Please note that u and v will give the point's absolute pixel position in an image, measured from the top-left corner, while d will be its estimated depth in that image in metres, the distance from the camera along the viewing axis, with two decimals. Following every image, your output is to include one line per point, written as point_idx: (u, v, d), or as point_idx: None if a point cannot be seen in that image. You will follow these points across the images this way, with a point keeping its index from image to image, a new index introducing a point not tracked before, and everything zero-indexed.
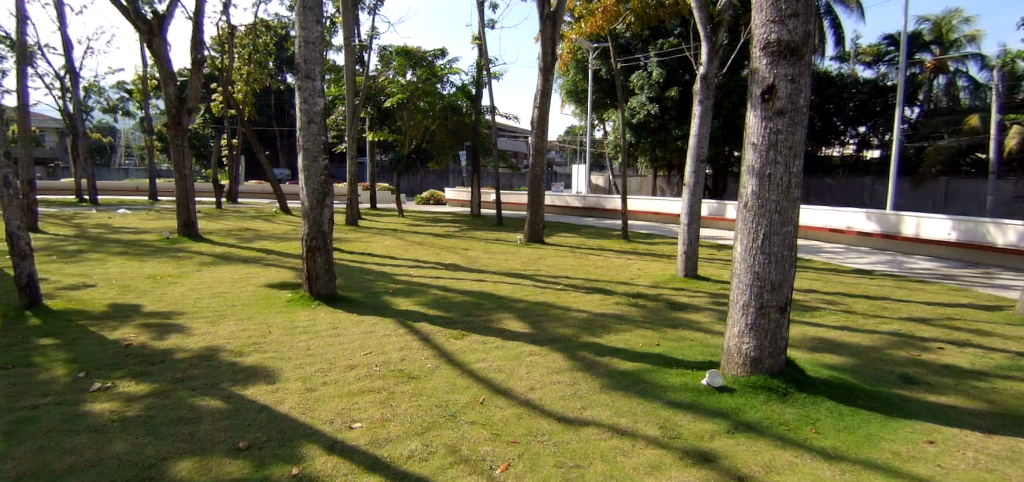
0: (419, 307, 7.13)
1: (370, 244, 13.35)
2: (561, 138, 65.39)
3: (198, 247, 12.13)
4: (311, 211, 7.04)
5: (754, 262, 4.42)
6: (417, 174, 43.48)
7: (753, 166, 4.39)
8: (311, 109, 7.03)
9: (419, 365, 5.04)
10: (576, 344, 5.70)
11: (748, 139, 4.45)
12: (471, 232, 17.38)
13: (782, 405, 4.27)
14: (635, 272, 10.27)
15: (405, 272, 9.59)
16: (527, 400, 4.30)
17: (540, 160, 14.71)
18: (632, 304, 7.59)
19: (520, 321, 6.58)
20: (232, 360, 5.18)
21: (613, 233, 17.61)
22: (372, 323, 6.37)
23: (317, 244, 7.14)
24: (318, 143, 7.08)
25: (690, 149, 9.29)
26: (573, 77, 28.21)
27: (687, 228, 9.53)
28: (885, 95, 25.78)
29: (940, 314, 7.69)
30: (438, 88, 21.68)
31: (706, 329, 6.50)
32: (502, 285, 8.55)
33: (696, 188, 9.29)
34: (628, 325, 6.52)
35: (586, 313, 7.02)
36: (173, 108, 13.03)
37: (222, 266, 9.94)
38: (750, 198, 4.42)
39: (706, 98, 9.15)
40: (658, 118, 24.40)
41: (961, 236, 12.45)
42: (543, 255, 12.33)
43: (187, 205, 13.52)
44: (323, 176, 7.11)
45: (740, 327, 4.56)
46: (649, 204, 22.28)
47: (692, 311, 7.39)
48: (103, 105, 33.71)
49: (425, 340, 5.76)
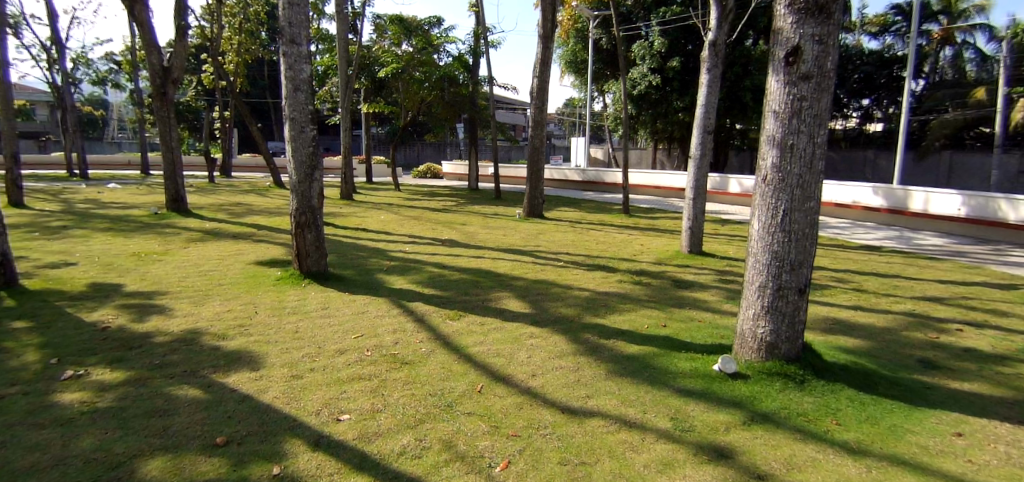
0: (414, 286, 6.82)
1: (364, 218, 12.99)
2: (560, 111, 64.52)
3: (187, 223, 11.77)
4: (299, 184, 6.68)
5: (772, 240, 4.11)
6: (414, 147, 42.86)
7: (774, 136, 4.03)
8: (297, 76, 6.60)
9: (413, 349, 4.76)
10: (578, 325, 5.42)
11: (768, 107, 4.08)
12: (468, 206, 17.02)
13: (799, 394, 4.02)
14: (637, 248, 9.96)
15: (401, 248, 9.26)
16: (528, 389, 4.02)
17: (540, 132, 14.28)
18: (636, 282, 7.30)
19: (519, 300, 6.30)
20: (215, 344, 4.89)
21: (613, 208, 17.27)
22: (364, 303, 6.07)
23: (306, 220, 6.79)
24: (306, 112, 6.67)
25: (696, 120, 8.88)
26: (572, 47, 27.44)
27: (692, 203, 9.19)
28: (890, 67, 25.19)
29: (954, 293, 7.43)
30: (434, 58, 21.06)
31: (714, 309, 6.23)
32: (500, 262, 8.24)
33: (702, 161, 8.92)
34: (632, 305, 6.24)
35: (588, 292, 6.73)
36: (158, 78, 12.52)
37: (211, 243, 9.59)
38: (769, 172, 4.08)
39: (715, 66, 8.68)
40: (659, 90, 23.81)
41: (971, 212, 12.15)
42: (542, 230, 12.02)
43: (175, 178, 13.05)
44: (311, 147, 6.73)
45: (756, 309, 4.26)
46: (650, 178, 21.85)
47: (698, 289, 7.10)
48: (92, 77, 32.84)
49: (420, 321, 5.47)
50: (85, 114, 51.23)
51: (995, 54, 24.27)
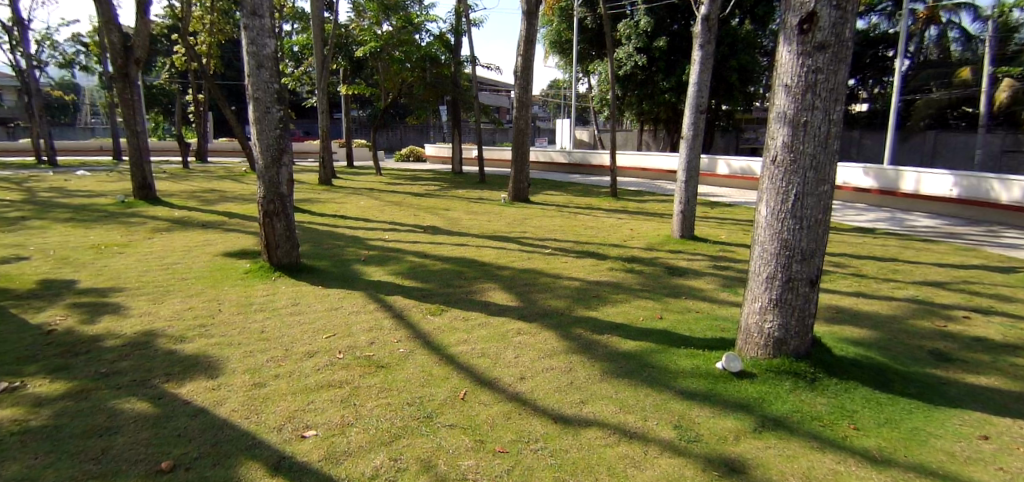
0: (393, 277, 6.39)
1: (343, 205, 12.44)
2: (545, 93, 63.78)
3: (154, 211, 11.13)
4: (267, 170, 6.18)
5: (782, 227, 3.75)
6: (397, 130, 41.97)
7: (784, 113, 3.65)
8: (260, 51, 6.05)
9: (390, 350, 4.35)
10: (570, 319, 5.05)
11: (778, 80, 3.69)
12: (452, 190, 16.51)
13: (811, 395, 3.71)
14: (627, 233, 9.59)
15: (380, 236, 8.79)
16: (516, 395, 3.64)
17: (524, 114, 13.79)
18: (628, 270, 6.94)
19: (506, 292, 5.90)
20: (171, 349, 4.43)
21: (601, 191, 16.89)
22: (338, 298, 5.62)
23: (275, 209, 6.29)
24: (271, 91, 6.15)
25: (688, 99, 8.49)
26: (557, 26, 26.78)
27: (684, 186, 8.83)
28: (875, 47, 24.93)
29: (955, 278, 7.20)
30: (414, 37, 20.28)
31: (711, 298, 5.91)
32: (485, 250, 7.83)
33: (695, 141, 8.54)
34: (625, 295, 5.88)
35: (578, 281, 6.35)
36: (119, 58, 11.74)
37: (178, 233, 9.02)
38: (779, 152, 3.71)
39: (708, 42, 8.27)
40: (645, 70, 23.36)
41: (962, 193, 12.00)
42: (528, 215, 11.60)
43: (142, 164, 12.35)
44: (279, 130, 6.24)
45: (763, 303, 3.92)
46: (637, 160, 21.47)
47: (693, 277, 6.77)
48: (58, 59, 31.44)
49: (398, 318, 5.06)
50: (52, 97, 49.29)
51: (980, 34, 24.32)
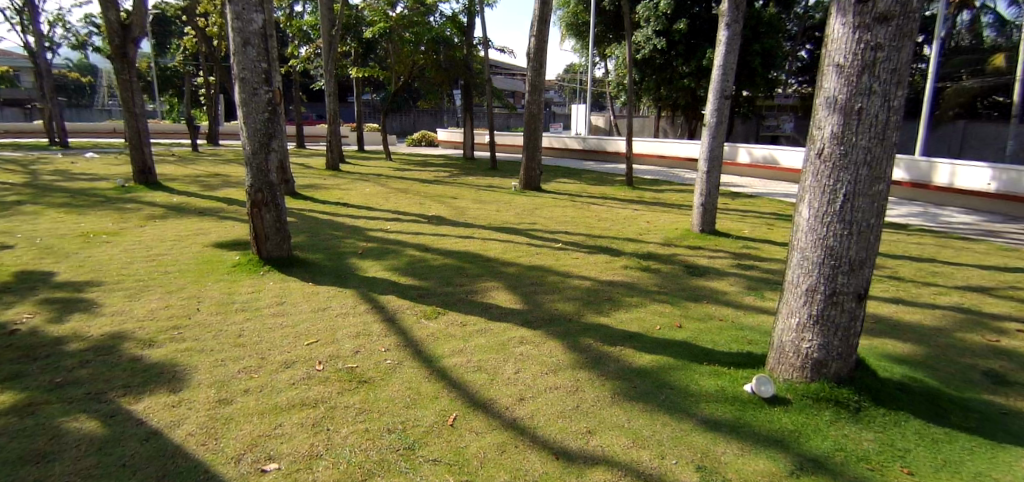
0: (390, 273, 5.92)
1: (347, 191, 12.00)
2: (561, 77, 62.62)
3: (153, 197, 10.79)
4: (254, 156, 5.71)
5: (827, 233, 3.22)
6: (410, 114, 41.44)
7: (835, 98, 3.08)
8: (246, 27, 5.56)
9: (376, 361, 3.90)
10: (578, 327, 4.55)
11: (829, 59, 3.12)
12: (462, 177, 16.01)
13: (856, 429, 3.20)
14: (643, 226, 9.03)
15: (380, 227, 8.33)
16: (513, 421, 3.17)
17: (537, 98, 13.20)
18: (643, 269, 6.41)
19: (509, 292, 5.41)
20: (137, 356, 4.03)
21: (616, 179, 16.27)
22: (327, 296, 5.18)
23: (263, 199, 5.82)
24: (258, 71, 5.66)
25: (713, 83, 7.87)
26: (574, 8, 25.93)
27: (706, 177, 8.24)
28: None
29: (1003, 282, 6.56)
30: (425, 17, 19.63)
31: (735, 303, 5.38)
32: (490, 243, 7.33)
33: (719, 128, 7.93)
34: (640, 298, 5.35)
35: (589, 281, 5.84)
36: (116, 38, 11.35)
37: (171, 221, 8.65)
38: (827, 144, 3.16)
39: (735, 20, 7.61)
40: (664, 54, 22.55)
41: (1001, 187, 11.22)
42: (540, 205, 11.09)
43: (142, 147, 11.98)
44: (266, 113, 5.76)
45: (801, 320, 3.43)
46: (654, 147, 20.76)
47: (715, 278, 6.22)
48: (71, 40, 31.28)
49: (390, 321, 4.60)
50: (68, 78, 49.30)
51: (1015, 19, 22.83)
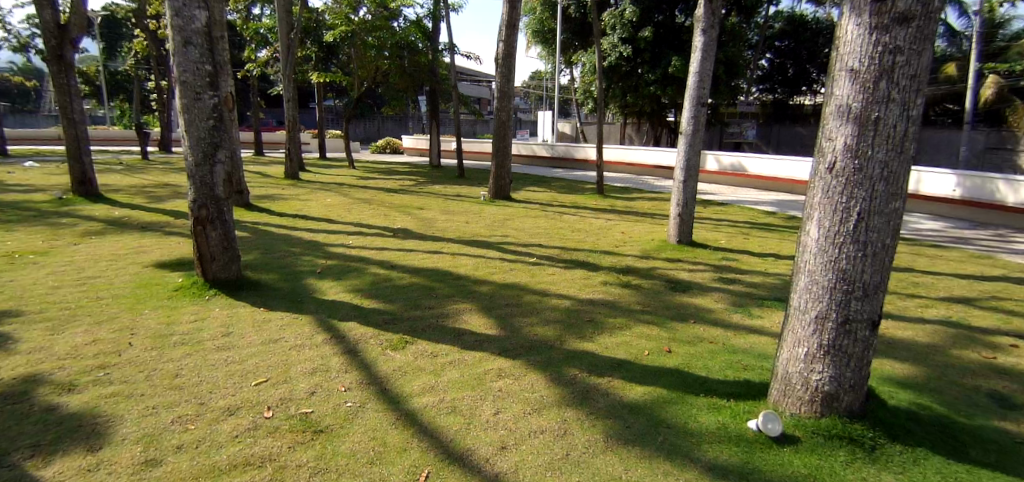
0: (352, 295, 5.41)
1: (307, 202, 11.36)
2: (526, 84, 62.64)
3: (92, 210, 9.91)
4: (198, 169, 5.14)
5: (840, 255, 2.96)
6: (374, 121, 40.70)
7: (849, 107, 2.84)
8: (188, 24, 4.98)
9: (334, 404, 3.40)
10: (562, 355, 4.15)
11: (842, 64, 2.88)
12: (428, 186, 15.52)
13: (875, 470, 2.90)
14: (618, 237, 8.73)
15: (342, 241, 7.77)
16: (495, 477, 2.73)
17: (506, 105, 12.81)
18: (625, 284, 6.07)
19: (484, 314, 4.97)
20: (50, 405, 3.41)
21: (586, 187, 16.03)
22: (281, 325, 4.64)
23: (209, 215, 5.22)
24: (202, 74, 5.09)
25: (689, 90, 7.64)
26: (540, 14, 25.79)
27: (682, 187, 7.96)
28: None
29: (983, 292, 6.50)
30: (388, 22, 19.09)
31: (723, 323, 5.09)
32: (461, 259, 6.88)
33: (695, 136, 7.70)
34: (624, 319, 4.99)
35: (569, 300, 5.46)
36: (52, 38, 10.41)
37: (109, 237, 7.87)
38: (839, 157, 2.90)
39: (711, 26, 7.41)
40: (630, 62, 22.63)
41: (966, 193, 11.44)
42: (510, 215, 10.70)
43: (81, 156, 10.98)
44: (212, 121, 5.18)
45: (810, 350, 3.15)
46: (622, 154, 20.67)
47: (698, 293, 5.93)
48: (11, 43, 29.42)
49: (351, 354, 4.10)
50: (6, 82, 46.43)
51: (965, 30, 23.89)
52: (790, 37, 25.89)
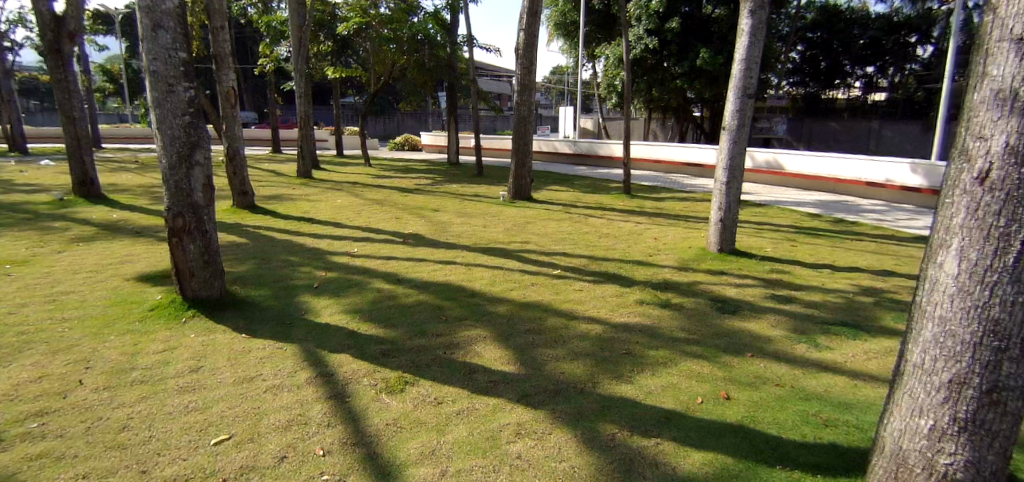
0: (348, 318, 4.69)
1: (316, 203, 10.75)
2: (547, 79, 61.67)
3: (89, 213, 9.37)
4: (173, 172, 4.48)
5: (992, 301, 2.15)
6: (393, 117, 40.44)
7: (1013, 93, 2.03)
8: (157, 5, 4.29)
9: (307, 476, 2.67)
10: (594, 405, 3.36)
11: (1005, 31, 2.05)
12: (445, 185, 14.87)
13: None
14: (651, 244, 7.89)
15: (346, 249, 7.05)
16: None
17: (526, 99, 11.97)
18: (663, 304, 5.25)
19: (500, 344, 4.20)
20: None
21: (611, 186, 15.16)
22: (262, 357, 3.95)
23: (186, 225, 4.54)
24: (175, 64, 4.42)
25: (734, 79, 6.76)
26: (562, 6, 24.81)
27: (726, 189, 7.06)
28: (898, 33, 23.43)
29: None
30: (406, 14, 18.38)
31: (786, 357, 4.24)
32: (476, 272, 6.12)
33: (740, 132, 6.83)
34: (667, 352, 4.18)
35: (601, 325, 4.66)
36: (48, 33, 10.04)
37: (98, 244, 7.29)
38: (995, 164, 2.09)
39: (760, 6, 6.47)
40: (656, 55, 21.50)
41: None
42: (531, 217, 9.91)
43: (82, 155, 10.43)
44: (188, 117, 4.51)
45: (937, 424, 2.35)
46: (650, 150, 19.67)
47: (751, 316, 5.07)
48: (34, 41, 29.47)
49: (337, 400, 3.37)
50: (33, 80, 46.99)
51: None
52: (823, 28, 24.51)
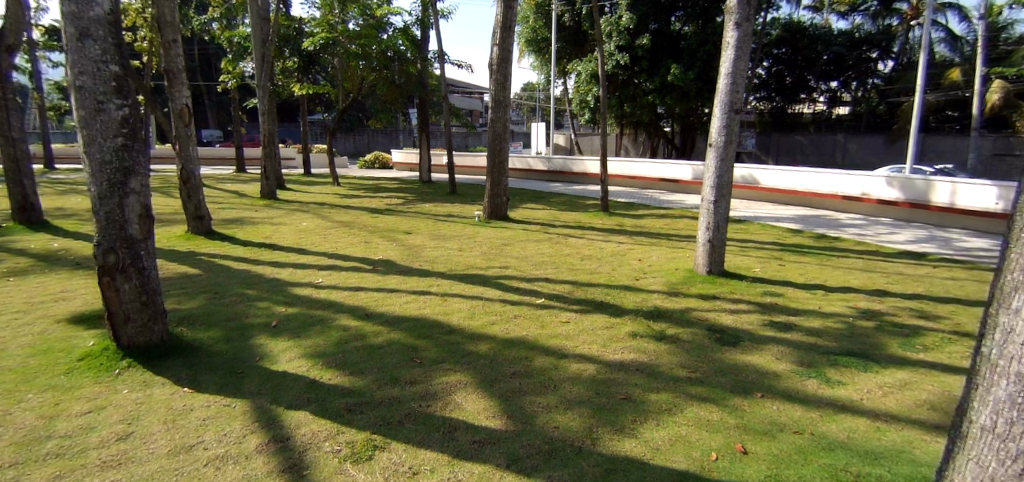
0: (310, 364, 4.12)
1: (279, 227, 10.10)
2: (518, 96, 61.84)
3: (26, 242, 8.54)
4: (103, 202, 3.88)
5: None
6: (363, 134, 39.78)
7: None
8: (83, 11, 3.73)
9: None
10: (597, 469, 2.88)
11: None
12: (417, 204, 14.35)
13: None
14: (635, 266, 7.52)
15: (310, 280, 6.47)
16: None
17: (500, 116, 11.60)
18: (657, 337, 4.84)
19: (483, 392, 3.70)
20: None
21: (588, 204, 14.86)
22: (207, 419, 3.36)
23: (119, 262, 3.94)
24: (106, 78, 3.85)
25: (721, 94, 6.50)
26: (532, 23, 24.76)
27: (714, 208, 6.75)
28: (858, 48, 23.98)
29: None
30: (375, 30, 17.95)
31: (799, 397, 3.85)
32: (452, 303, 5.62)
33: (727, 149, 6.55)
34: (670, 395, 3.75)
35: (593, 364, 4.20)
36: None
37: (31, 279, 6.54)
38: None
39: (747, 19, 6.26)
40: (627, 70, 21.51)
41: (1008, 206, 10.43)
42: (509, 239, 9.47)
43: (20, 177, 9.60)
44: (120, 138, 3.92)
45: None
46: (625, 167, 19.51)
47: (753, 348, 4.70)
48: None
49: (293, 474, 2.82)
50: None
51: (966, 35, 23.75)
52: (788, 45, 23.80)
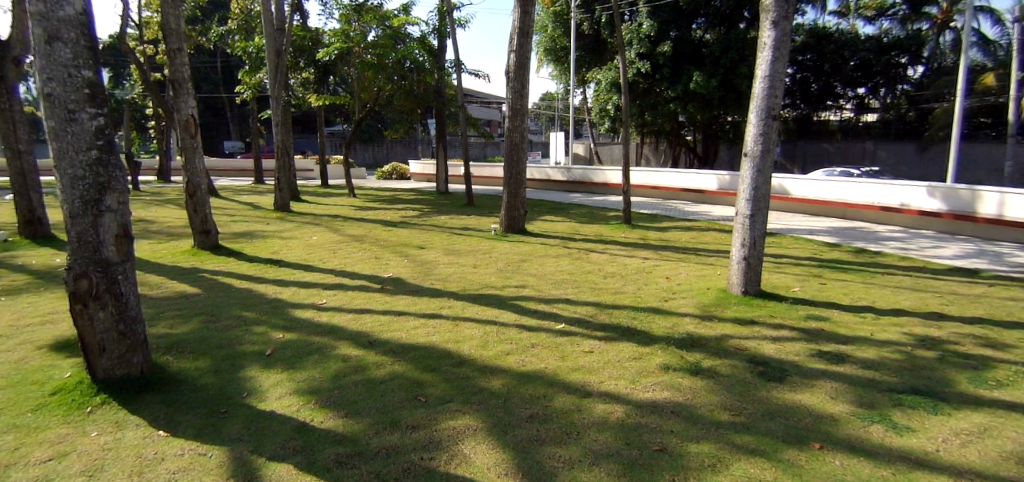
0: (299, 404, 3.66)
1: (288, 241, 9.78)
2: (537, 105, 61.59)
3: (30, 258, 8.33)
4: (76, 221, 3.50)
5: None
6: (382, 145, 39.81)
7: None
8: (51, 11, 3.37)
9: None
10: None
11: None
12: (433, 217, 13.94)
13: None
14: (663, 286, 6.97)
15: (314, 300, 6.07)
16: None
17: (518, 125, 11.16)
18: (692, 371, 4.28)
19: (495, 441, 3.19)
20: None
21: (609, 215, 14.33)
22: (176, 472, 2.91)
23: (92, 287, 3.54)
24: (78, 86, 3.49)
25: (756, 99, 5.96)
26: (551, 32, 24.45)
27: (750, 223, 6.18)
28: (886, 54, 22.98)
29: None
30: (392, 40, 17.67)
31: (866, 450, 3.25)
32: (464, 329, 5.15)
33: (765, 158, 5.99)
34: (711, 447, 3.20)
35: (620, 406, 3.67)
36: None
37: (25, 298, 6.26)
38: None
39: (784, 17, 5.74)
40: (648, 78, 20.97)
41: None
42: (526, 254, 8.97)
43: (27, 190, 9.46)
44: (94, 151, 3.55)
45: None
46: (646, 177, 18.94)
47: (802, 385, 4.12)
48: None
49: None
50: None
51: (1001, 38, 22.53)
52: (812, 50, 23.39)
